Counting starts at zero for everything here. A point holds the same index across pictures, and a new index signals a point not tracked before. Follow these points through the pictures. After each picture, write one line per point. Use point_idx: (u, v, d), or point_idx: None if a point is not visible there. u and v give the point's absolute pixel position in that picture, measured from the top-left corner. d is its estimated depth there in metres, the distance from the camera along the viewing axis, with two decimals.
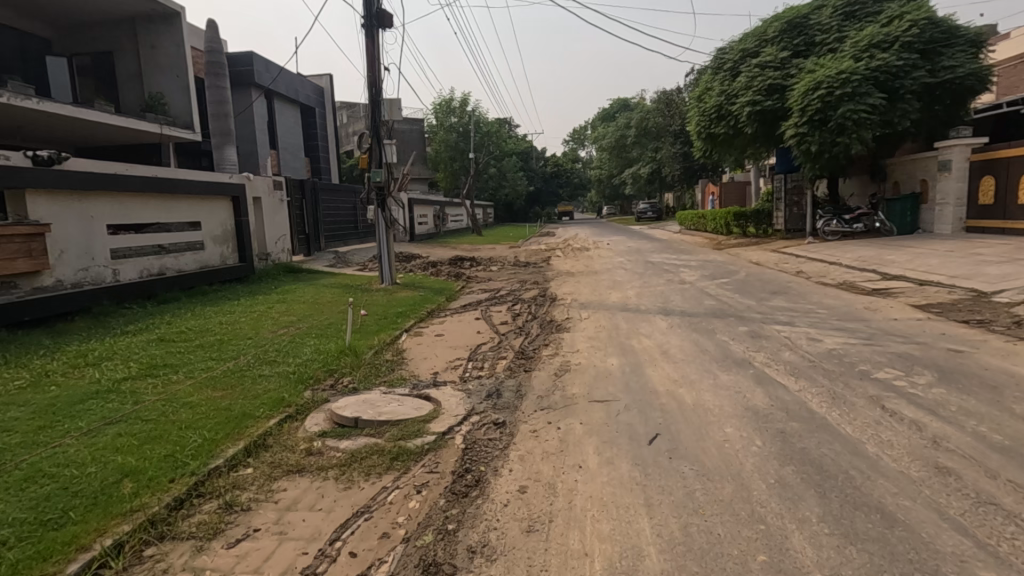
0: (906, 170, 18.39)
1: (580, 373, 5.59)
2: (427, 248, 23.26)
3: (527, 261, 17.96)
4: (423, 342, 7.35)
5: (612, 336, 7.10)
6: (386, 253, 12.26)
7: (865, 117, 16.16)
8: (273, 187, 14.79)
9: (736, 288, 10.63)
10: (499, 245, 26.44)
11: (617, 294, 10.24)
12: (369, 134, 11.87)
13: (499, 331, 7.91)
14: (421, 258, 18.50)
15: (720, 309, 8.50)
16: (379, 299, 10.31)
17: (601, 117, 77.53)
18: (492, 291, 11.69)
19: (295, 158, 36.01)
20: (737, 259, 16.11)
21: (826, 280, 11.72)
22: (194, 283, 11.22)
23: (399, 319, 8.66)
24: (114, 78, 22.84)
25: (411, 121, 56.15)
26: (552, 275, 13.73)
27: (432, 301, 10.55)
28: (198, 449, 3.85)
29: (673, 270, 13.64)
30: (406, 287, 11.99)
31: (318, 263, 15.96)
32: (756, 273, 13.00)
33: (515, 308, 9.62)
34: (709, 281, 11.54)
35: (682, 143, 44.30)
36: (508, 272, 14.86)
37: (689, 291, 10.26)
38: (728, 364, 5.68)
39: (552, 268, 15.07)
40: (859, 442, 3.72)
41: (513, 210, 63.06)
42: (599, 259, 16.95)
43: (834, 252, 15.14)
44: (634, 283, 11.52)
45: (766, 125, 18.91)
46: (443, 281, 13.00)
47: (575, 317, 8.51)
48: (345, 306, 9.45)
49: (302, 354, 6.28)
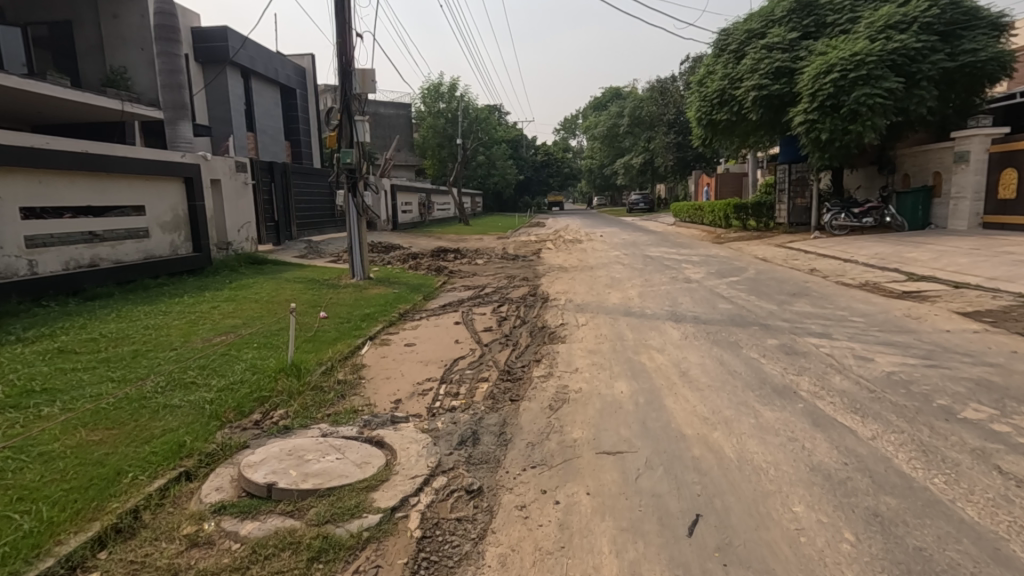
0: (918, 162, 17.34)
1: (583, 405, 4.35)
2: (410, 238, 21.91)
3: (516, 253, 16.70)
4: (389, 355, 6.07)
5: (617, 350, 5.89)
6: (357, 244, 10.94)
7: (881, 103, 15.01)
8: (235, 169, 13.31)
9: (750, 289, 9.47)
10: (487, 236, 25.18)
11: (617, 295, 9.02)
12: (338, 109, 10.45)
13: (481, 341, 6.64)
14: (401, 249, 17.15)
15: (740, 315, 7.31)
16: (345, 298, 8.96)
17: (593, 106, 76.21)
18: (477, 289, 10.44)
19: (274, 141, 34.27)
20: (742, 254, 15.00)
21: (845, 279, 10.59)
22: (134, 276, 9.82)
23: (365, 324, 7.34)
24: (71, 50, 21.05)
25: (398, 106, 54.41)
26: (543, 270, 12.50)
27: (408, 299, 9.27)
28: (19, 544, 2.58)
29: (675, 266, 12.46)
30: (379, 282, 10.68)
31: (287, 254, 14.58)
32: (767, 270, 11.86)
33: (502, 309, 8.36)
34: (718, 280, 10.36)
35: (676, 132, 43.22)
36: (495, 266, 13.58)
37: (699, 292, 9.05)
38: (768, 394, 4.48)
39: (544, 263, 13.86)
40: (998, 540, 2.52)
41: (502, 199, 61.74)
42: (594, 253, 15.76)
43: (848, 249, 14.05)
44: (636, 281, 10.31)
45: (773, 111, 17.70)
46: (422, 276, 11.68)
47: (571, 323, 7.28)
48: (305, 306, 8.10)
49: (229, 375, 4.95)
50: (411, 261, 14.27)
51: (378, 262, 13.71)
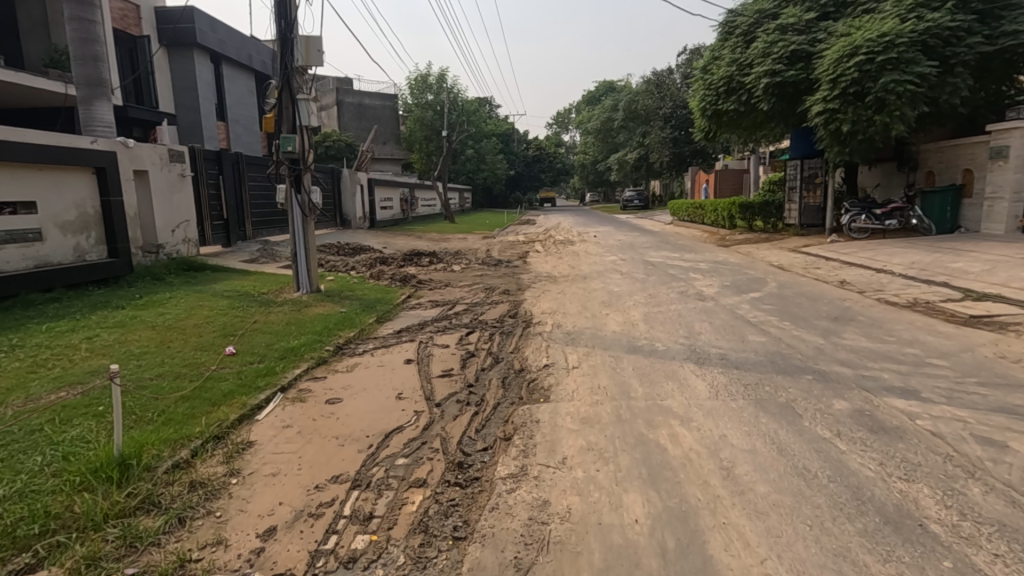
0: (944, 159, 15.66)
1: (571, 561, 2.55)
2: (386, 239, 20.06)
3: (499, 257, 14.87)
4: (295, 426, 4.21)
5: (624, 422, 4.07)
6: (302, 249, 9.04)
7: (912, 91, 13.31)
8: (169, 158, 11.36)
9: (779, 310, 7.72)
10: (472, 235, 23.36)
11: (617, 320, 7.19)
12: (276, 86, 8.50)
13: (433, 395, 4.82)
14: (371, 250, 15.28)
15: (780, 356, 5.51)
16: (273, 322, 7.08)
17: (585, 100, 74.40)
18: (445, 306, 8.61)
19: (248, 131, 32.12)
20: (754, 260, 13.28)
21: (887, 295, 8.86)
22: (15, 290, 7.92)
23: (283, 365, 5.46)
24: (13, 27, 18.75)
25: (384, 98, 52.35)
26: (528, 280, 10.67)
27: (356, 322, 7.42)
28: None
29: (681, 276, 10.69)
30: (328, 297, 8.82)
31: (235, 257, 12.67)
32: (790, 283, 10.10)
33: (469, 340, 6.53)
34: (737, 297, 8.59)
35: (673, 126, 41.61)
36: (473, 274, 11.77)
37: (719, 316, 7.26)
38: (881, 535, 2.67)
39: (530, 270, 12.07)
40: None
41: (493, 195, 59.85)
42: (587, 257, 13.99)
43: (875, 256, 12.37)
44: (639, 298, 8.52)
45: (786, 101, 15.93)
46: (383, 287, 9.83)
47: (558, 365, 5.48)
48: (213, 337, 6.22)
49: (7, 481, 3.08)
50: (376, 267, 12.41)
51: (337, 269, 11.84)
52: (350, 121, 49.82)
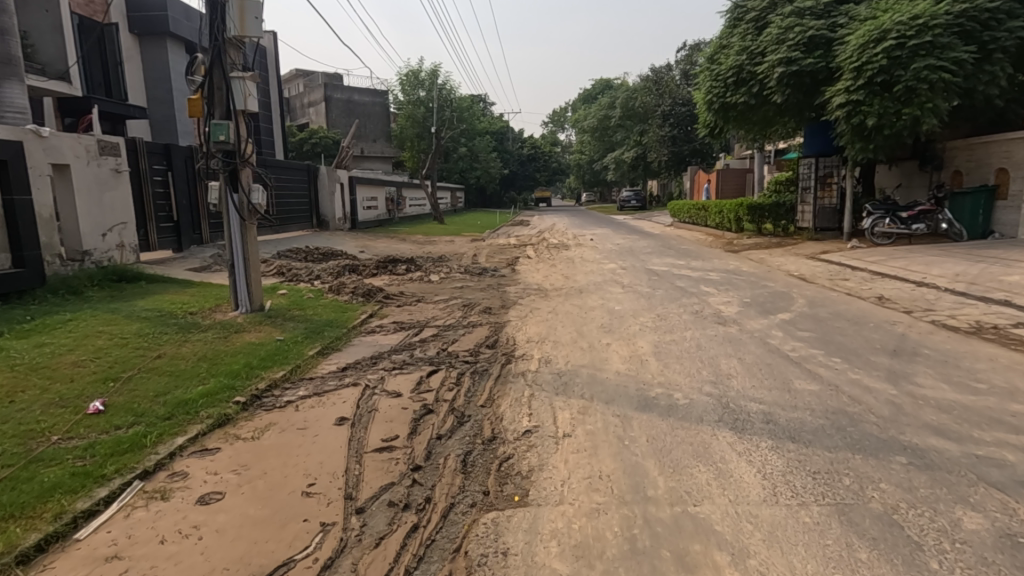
0: (974, 157, 14.22)
1: None
2: (366, 242, 18.52)
3: (485, 264, 13.36)
4: (123, 559, 2.67)
5: (640, 559, 2.57)
6: (240, 261, 7.47)
7: (946, 80, 11.92)
8: (99, 151, 9.78)
9: (820, 339, 6.23)
10: (460, 238, 21.83)
11: (620, 354, 5.67)
12: (205, 61, 6.95)
13: (358, 488, 3.29)
14: (343, 256, 13.74)
15: (848, 420, 3.99)
16: (183, 356, 5.52)
17: (581, 99, 73.00)
18: (409, 331, 7.08)
19: None
20: (771, 270, 11.81)
21: (943, 317, 7.38)
22: None
23: (159, 432, 3.89)
24: None
25: (374, 94, 50.75)
26: (515, 295, 9.17)
27: (292, 354, 5.88)
28: None
29: (693, 290, 9.22)
30: (268, 318, 7.25)
31: (181, 264, 11.09)
32: (820, 299, 8.63)
33: (428, 386, 4.99)
34: (764, 321, 7.10)
35: (671, 124, 40.22)
36: (452, 286, 10.24)
37: (748, 350, 5.75)
38: None
39: (518, 281, 10.55)
40: None
41: (486, 194, 58.24)
42: (584, 265, 12.50)
43: (909, 265, 10.92)
44: (646, 321, 7.03)
45: (802, 92, 14.46)
46: (340, 304, 8.26)
47: (544, 432, 3.97)
48: (87, 384, 4.66)
49: None
50: (341, 277, 10.84)
51: (294, 281, 10.27)
52: (338, 117, 48.09)
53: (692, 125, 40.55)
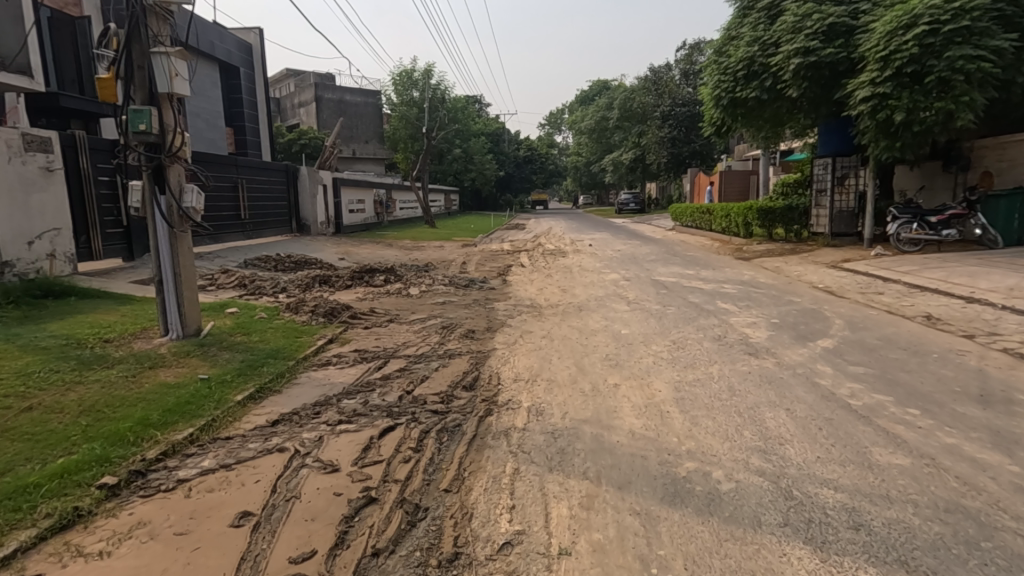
0: (1007, 156, 13.04)
1: None
2: (348, 249, 17.24)
3: (474, 274, 12.11)
4: None
5: None
6: (169, 276, 6.19)
7: (984, 72, 10.75)
8: (24, 146, 8.50)
9: (881, 378, 4.98)
10: (451, 243, 20.57)
11: (632, 404, 4.41)
12: (119, 32, 5.67)
13: None
14: (318, 265, 12.47)
15: (974, 525, 2.74)
16: (61, 408, 4.21)
17: (579, 100, 71.97)
18: (370, 364, 5.78)
19: (214, 128, 28.89)
20: (792, 282, 10.59)
21: (1014, 342, 6.17)
22: None
23: None
24: None
25: (366, 94, 49.47)
26: (504, 313, 7.91)
27: (214, 400, 4.58)
28: None
29: (709, 308, 7.98)
30: (200, 345, 5.95)
31: (126, 276, 9.78)
32: (859, 319, 7.40)
33: (376, 455, 3.70)
34: (803, 350, 5.86)
35: (671, 125, 39.19)
36: (433, 302, 8.96)
37: (795, 396, 4.49)
38: None
39: (509, 296, 9.29)
40: None
41: (481, 196, 57.04)
42: (583, 275, 11.27)
43: (947, 277, 9.72)
44: (660, 351, 5.78)
45: (820, 86, 13.26)
46: (293, 327, 6.95)
47: (530, 548, 2.70)
48: None
49: None
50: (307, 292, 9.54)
51: (251, 297, 8.96)
52: (330, 118, 46.78)
53: (692, 126, 39.50)
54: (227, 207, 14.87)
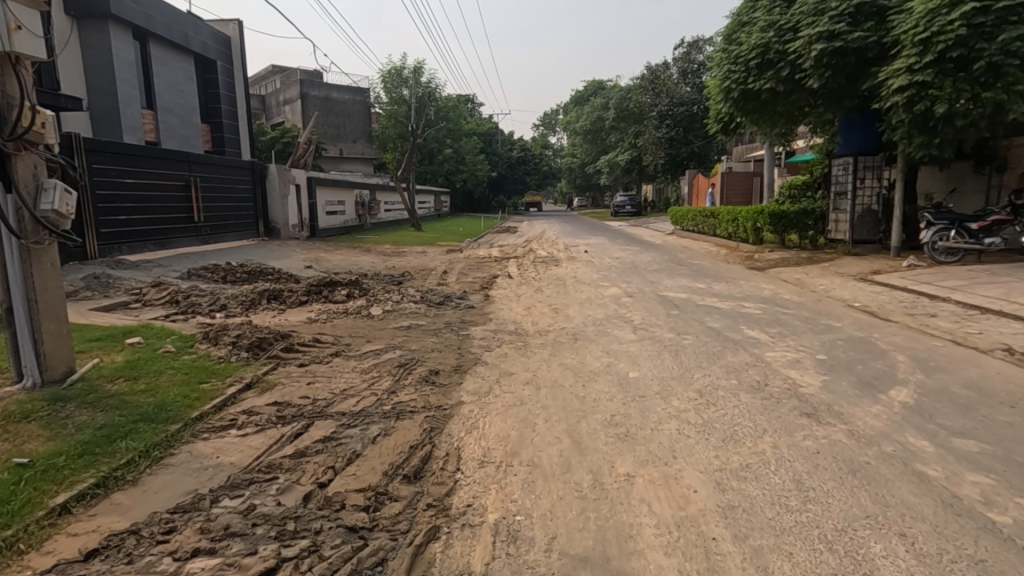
0: None
1: None
2: (319, 256, 15.59)
3: (453, 288, 10.50)
4: None
5: None
6: (20, 304, 4.57)
7: None
8: None
9: (1013, 462, 3.43)
10: (434, 248, 18.99)
11: (655, 523, 2.85)
12: None
13: None
14: (274, 276, 10.85)
15: None
16: None
17: (574, 100, 70.63)
18: (287, 429, 4.20)
19: (188, 124, 26.85)
20: (824, 300, 9.03)
21: None
22: None
23: None
24: None
25: (354, 91, 47.73)
26: (480, 345, 6.33)
27: (14, 510, 2.97)
28: None
29: (735, 339, 6.44)
30: (56, 399, 4.33)
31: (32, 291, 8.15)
32: (926, 354, 5.88)
33: None
34: (877, 409, 4.31)
35: (668, 125, 37.81)
36: (396, 326, 7.35)
37: (903, 501, 2.95)
38: None
39: (489, 318, 7.68)
40: None
41: (473, 198, 55.44)
42: (579, 290, 9.69)
43: (1008, 296, 8.22)
44: (685, 413, 4.22)
45: (844, 75, 11.80)
46: (203, 366, 5.34)
47: None
48: None
49: None
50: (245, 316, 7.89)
51: (170, 324, 7.30)
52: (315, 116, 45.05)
53: (690, 126, 38.10)
54: (178, 208, 13.23)
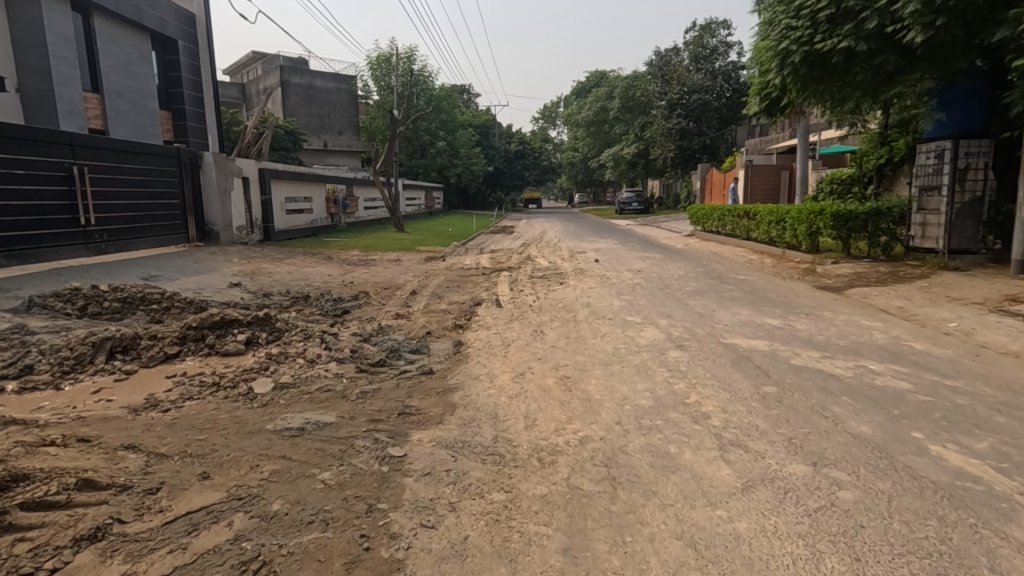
0: None
1: None
2: (258, 267, 12.22)
3: (413, 326, 7.15)
4: None
5: None
6: None
7: None
8: None
9: None
10: (410, 256, 15.61)
11: None
12: None
13: None
14: (158, 309, 7.51)
15: None
16: None
17: (575, 92, 67.12)
18: None
19: (143, 111, 22.24)
20: (990, 357, 5.69)
21: None
22: None
23: None
24: None
25: (341, 79, 44.21)
26: (413, 502, 3.02)
27: None
28: None
29: (941, 484, 3.13)
30: None
31: None
32: None
33: None
34: None
35: (680, 114, 34.34)
36: (276, 428, 4.04)
37: None
38: None
39: (449, 407, 4.34)
40: None
41: (468, 194, 51.97)
42: (599, 335, 6.35)
43: None
44: None
45: (960, 24, 8.53)
46: None
47: None
48: None
49: None
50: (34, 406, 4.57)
51: None
52: (297, 105, 41.53)
53: (705, 115, 34.62)
54: (58, 207, 9.97)
